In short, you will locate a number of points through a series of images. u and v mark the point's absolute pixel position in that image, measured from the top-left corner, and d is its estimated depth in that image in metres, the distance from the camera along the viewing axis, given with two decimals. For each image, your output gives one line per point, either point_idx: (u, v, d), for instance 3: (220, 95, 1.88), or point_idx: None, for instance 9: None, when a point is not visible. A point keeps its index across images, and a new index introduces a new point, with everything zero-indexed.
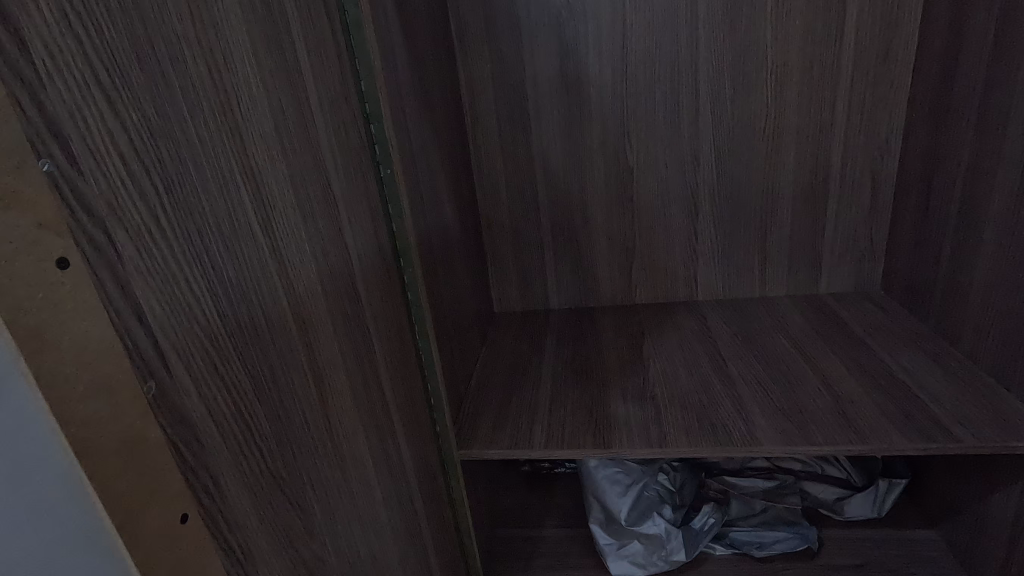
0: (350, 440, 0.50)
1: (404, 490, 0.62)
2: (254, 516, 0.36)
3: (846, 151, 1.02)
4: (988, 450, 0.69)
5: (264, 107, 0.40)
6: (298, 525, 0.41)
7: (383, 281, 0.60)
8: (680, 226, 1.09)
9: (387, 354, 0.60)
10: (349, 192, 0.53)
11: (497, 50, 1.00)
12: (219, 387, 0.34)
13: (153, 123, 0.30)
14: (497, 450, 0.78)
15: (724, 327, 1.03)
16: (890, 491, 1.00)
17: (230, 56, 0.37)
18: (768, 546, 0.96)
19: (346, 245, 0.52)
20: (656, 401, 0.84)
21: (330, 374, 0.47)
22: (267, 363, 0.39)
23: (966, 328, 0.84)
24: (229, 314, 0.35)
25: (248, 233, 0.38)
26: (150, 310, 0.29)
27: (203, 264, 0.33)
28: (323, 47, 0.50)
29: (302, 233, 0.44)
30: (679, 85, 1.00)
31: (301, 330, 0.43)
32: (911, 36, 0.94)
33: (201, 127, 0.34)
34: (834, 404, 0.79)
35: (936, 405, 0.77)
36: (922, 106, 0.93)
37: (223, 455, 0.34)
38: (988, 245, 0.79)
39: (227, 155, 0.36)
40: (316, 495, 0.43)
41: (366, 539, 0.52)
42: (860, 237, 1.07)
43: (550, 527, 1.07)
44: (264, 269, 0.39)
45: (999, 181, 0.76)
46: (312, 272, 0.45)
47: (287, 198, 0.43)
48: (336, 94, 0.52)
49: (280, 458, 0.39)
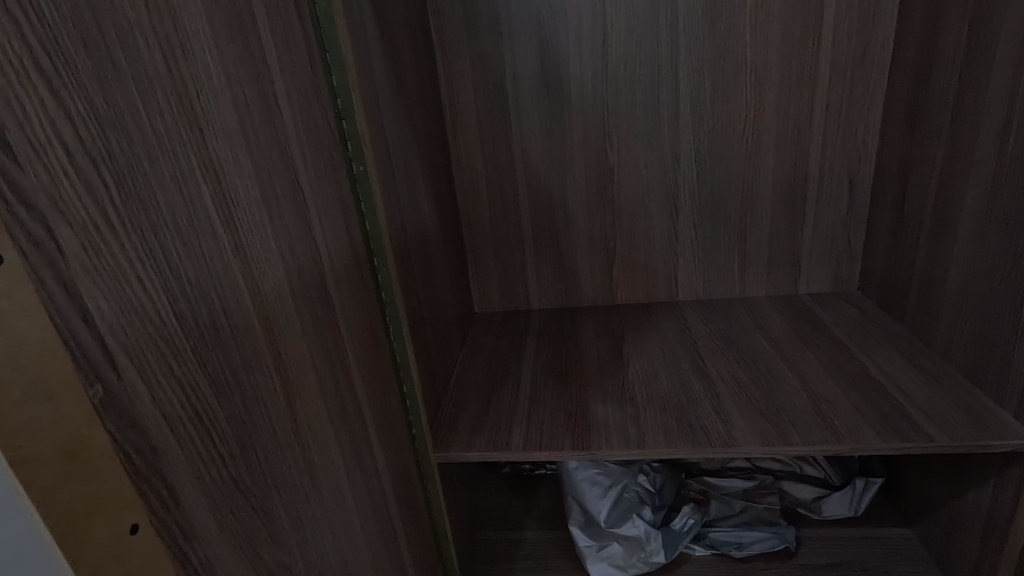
0: (319, 443, 0.48)
1: (378, 495, 0.61)
2: (213, 524, 0.34)
3: (825, 151, 1.02)
4: (962, 450, 0.70)
5: (227, 99, 0.39)
6: (262, 533, 0.39)
7: (356, 281, 0.59)
8: (660, 226, 1.09)
9: (360, 356, 0.59)
10: (320, 189, 0.52)
11: (478, 48, 0.99)
12: (174, 389, 0.32)
13: (101, 114, 0.29)
14: (476, 452, 0.77)
15: (704, 328, 1.03)
16: (866, 490, 1.00)
17: (189, 46, 0.35)
18: (747, 546, 0.96)
19: (316, 243, 0.51)
20: (635, 401, 0.84)
21: (298, 375, 0.46)
22: (229, 364, 0.37)
23: (941, 327, 0.85)
24: (186, 313, 0.34)
25: (208, 230, 0.36)
26: (96, 309, 0.28)
27: (156, 262, 0.32)
28: (292, 39, 0.49)
29: (267, 230, 0.43)
30: (659, 85, 1.00)
31: (267, 330, 0.42)
32: (887, 38, 0.95)
33: (155, 118, 0.32)
34: (812, 404, 0.80)
35: (911, 405, 0.77)
36: (899, 107, 0.94)
37: (179, 461, 0.32)
38: (961, 245, 0.80)
39: (185, 148, 0.34)
40: (283, 501, 0.42)
41: (337, 546, 0.50)
42: (838, 237, 1.08)
43: (531, 529, 1.06)
44: (226, 266, 0.38)
45: (972, 183, 0.77)
46: (279, 271, 0.44)
47: (252, 194, 0.41)
48: (305, 88, 0.50)
49: (243, 464, 0.38)
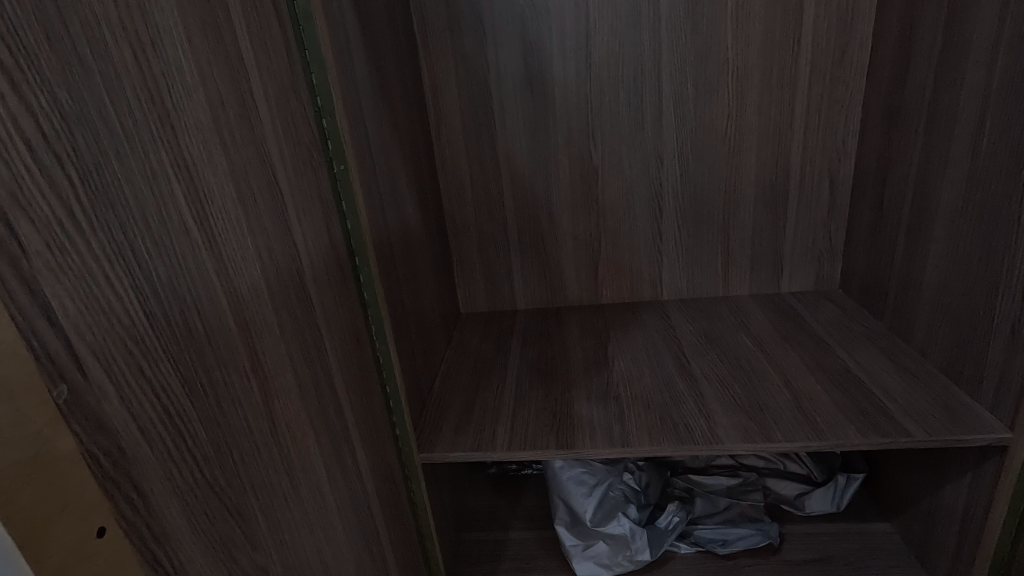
0: (298, 444, 0.48)
1: (360, 497, 0.60)
2: (186, 527, 0.34)
3: (805, 150, 1.04)
4: (939, 444, 0.71)
5: (201, 97, 0.39)
6: (237, 536, 0.39)
7: (337, 281, 0.59)
8: (644, 226, 1.10)
9: (341, 357, 0.58)
10: (299, 188, 0.52)
11: (461, 47, 0.99)
12: (144, 391, 0.32)
13: (66, 110, 0.28)
14: (460, 453, 0.77)
15: (688, 327, 1.04)
16: (848, 486, 1.02)
17: (160, 43, 0.35)
18: (732, 543, 0.97)
19: (295, 242, 0.50)
20: (620, 400, 0.84)
21: (276, 375, 0.45)
22: (203, 365, 0.37)
23: (919, 325, 0.86)
24: (157, 313, 0.33)
25: (182, 229, 0.36)
26: (60, 308, 0.27)
27: (125, 261, 0.31)
28: (269, 37, 0.48)
29: (243, 228, 0.42)
30: (642, 85, 1.00)
31: (242, 330, 0.41)
32: (865, 39, 0.96)
33: (123, 114, 0.32)
34: (794, 401, 0.80)
35: (890, 402, 0.78)
36: (877, 107, 0.95)
37: (149, 462, 0.32)
38: (937, 243, 0.81)
39: (156, 146, 0.34)
40: (259, 504, 0.42)
41: (317, 548, 0.50)
42: (820, 236, 1.09)
43: (516, 530, 1.06)
44: (199, 265, 0.37)
45: (948, 182, 0.78)
46: (255, 270, 0.44)
47: (227, 193, 0.41)
48: (283, 86, 0.50)
49: (217, 467, 0.37)
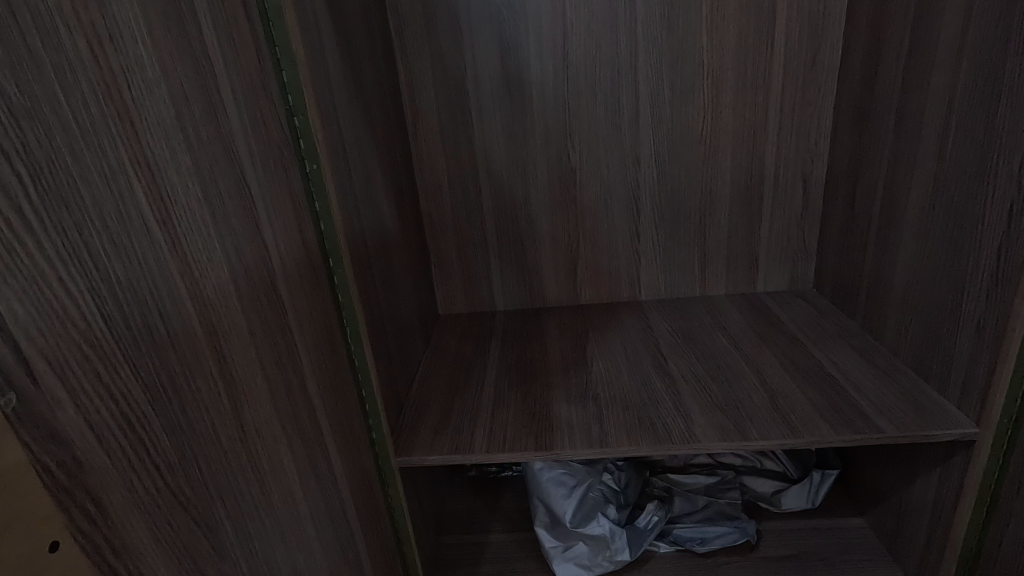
0: (269, 451, 0.47)
1: (335, 503, 0.59)
2: (149, 538, 0.33)
3: (780, 153, 1.05)
4: (909, 440, 0.72)
5: (163, 92, 0.37)
6: (204, 547, 0.38)
7: (310, 283, 0.57)
8: (621, 226, 1.10)
9: (314, 359, 0.57)
10: (269, 187, 0.50)
11: (438, 47, 0.98)
12: (101, 398, 0.31)
13: (13, 102, 0.27)
14: (438, 456, 0.76)
15: (666, 327, 1.04)
16: (823, 482, 1.04)
17: (119, 35, 0.34)
18: (710, 541, 0.98)
19: (265, 243, 0.49)
20: (598, 401, 0.84)
21: (245, 379, 0.44)
22: (166, 370, 0.36)
23: (889, 322, 0.88)
24: (116, 316, 0.32)
25: (142, 229, 0.34)
26: (7, 310, 0.26)
27: (82, 262, 0.30)
28: (237, 32, 0.47)
29: (209, 228, 0.41)
30: (619, 85, 1.01)
31: (209, 333, 0.40)
32: (836, 43, 0.98)
33: (79, 109, 0.30)
34: (769, 400, 0.81)
35: (862, 399, 0.80)
36: (848, 110, 0.97)
37: (106, 471, 0.30)
38: (907, 243, 0.83)
39: (115, 143, 0.33)
40: (228, 513, 0.40)
41: (290, 555, 0.49)
42: (794, 236, 1.11)
43: (496, 532, 1.05)
44: (161, 267, 0.36)
45: (916, 182, 0.80)
46: (222, 271, 0.42)
47: (192, 192, 0.40)
48: (252, 83, 0.49)
49: (183, 475, 0.36)
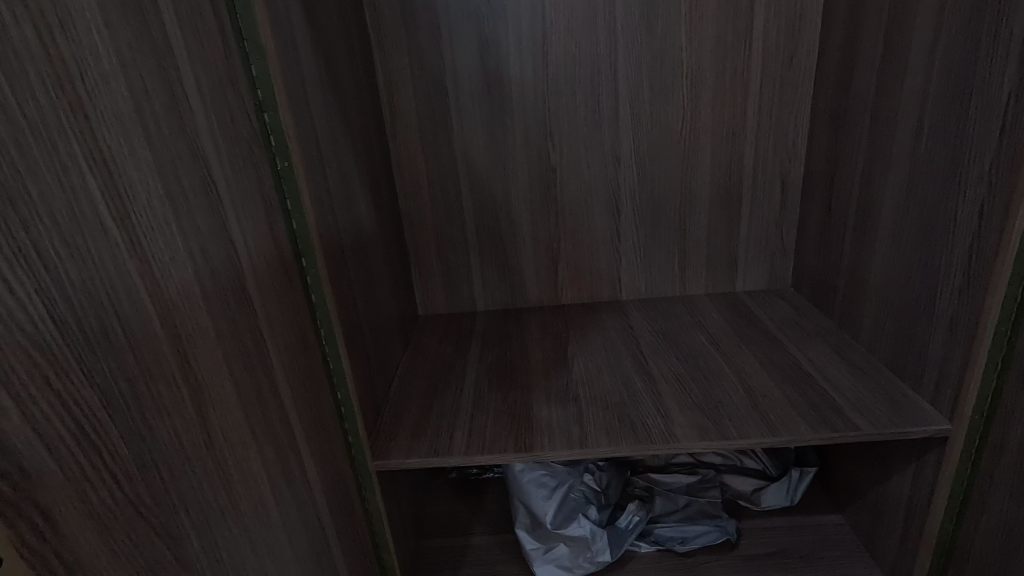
0: (237, 456, 0.45)
1: (309, 509, 0.58)
2: (104, 551, 0.31)
3: (758, 153, 1.06)
4: (884, 437, 0.73)
5: (121, 84, 0.36)
6: (166, 558, 0.36)
7: (281, 283, 0.56)
8: (602, 226, 1.10)
9: (285, 363, 0.55)
10: (238, 185, 0.49)
11: (416, 45, 0.97)
12: (51, 405, 0.29)
13: None
14: (416, 459, 0.75)
15: (646, 327, 1.04)
16: (801, 480, 1.05)
17: (71, 24, 0.32)
18: (690, 541, 0.98)
19: (233, 242, 0.47)
20: (578, 401, 0.84)
21: (211, 383, 0.43)
22: (124, 374, 0.34)
23: (865, 321, 0.89)
24: (68, 319, 0.30)
25: (98, 228, 0.33)
26: None
27: (28, 262, 0.28)
28: (202, 24, 0.45)
29: (171, 227, 0.40)
30: (599, 85, 1.01)
31: (172, 337, 0.39)
32: (812, 46, 0.99)
33: (26, 102, 0.29)
34: (748, 398, 0.82)
35: (839, 396, 0.80)
36: (824, 111, 0.98)
37: (56, 482, 0.29)
38: (882, 242, 0.84)
39: (67, 139, 0.31)
40: (193, 522, 0.39)
41: (259, 564, 0.47)
42: (772, 236, 1.12)
43: (477, 534, 1.04)
44: (119, 267, 0.34)
45: (890, 183, 0.81)
46: (186, 271, 0.41)
47: (153, 189, 0.38)
48: (218, 77, 0.47)
49: (143, 484, 0.35)
